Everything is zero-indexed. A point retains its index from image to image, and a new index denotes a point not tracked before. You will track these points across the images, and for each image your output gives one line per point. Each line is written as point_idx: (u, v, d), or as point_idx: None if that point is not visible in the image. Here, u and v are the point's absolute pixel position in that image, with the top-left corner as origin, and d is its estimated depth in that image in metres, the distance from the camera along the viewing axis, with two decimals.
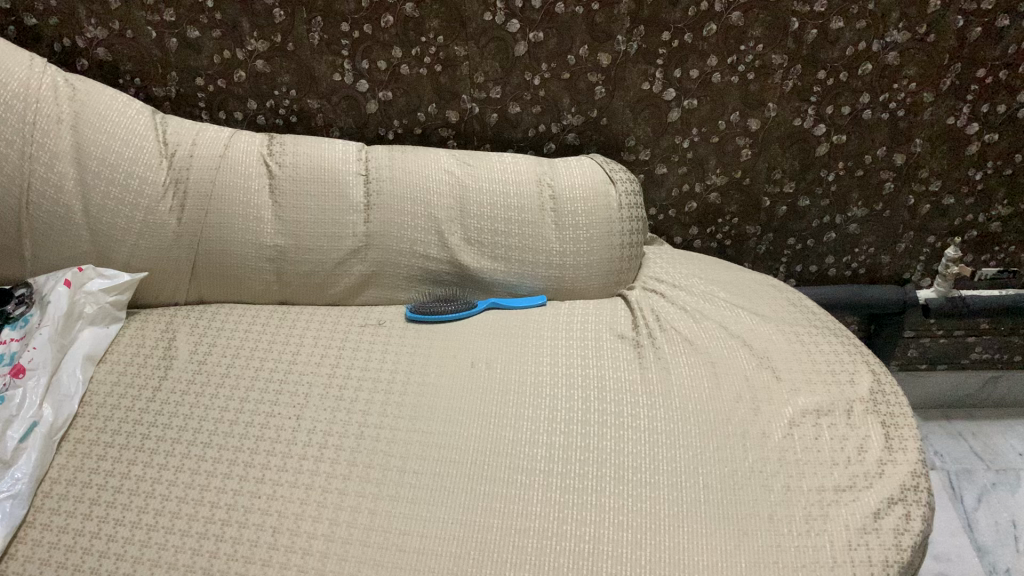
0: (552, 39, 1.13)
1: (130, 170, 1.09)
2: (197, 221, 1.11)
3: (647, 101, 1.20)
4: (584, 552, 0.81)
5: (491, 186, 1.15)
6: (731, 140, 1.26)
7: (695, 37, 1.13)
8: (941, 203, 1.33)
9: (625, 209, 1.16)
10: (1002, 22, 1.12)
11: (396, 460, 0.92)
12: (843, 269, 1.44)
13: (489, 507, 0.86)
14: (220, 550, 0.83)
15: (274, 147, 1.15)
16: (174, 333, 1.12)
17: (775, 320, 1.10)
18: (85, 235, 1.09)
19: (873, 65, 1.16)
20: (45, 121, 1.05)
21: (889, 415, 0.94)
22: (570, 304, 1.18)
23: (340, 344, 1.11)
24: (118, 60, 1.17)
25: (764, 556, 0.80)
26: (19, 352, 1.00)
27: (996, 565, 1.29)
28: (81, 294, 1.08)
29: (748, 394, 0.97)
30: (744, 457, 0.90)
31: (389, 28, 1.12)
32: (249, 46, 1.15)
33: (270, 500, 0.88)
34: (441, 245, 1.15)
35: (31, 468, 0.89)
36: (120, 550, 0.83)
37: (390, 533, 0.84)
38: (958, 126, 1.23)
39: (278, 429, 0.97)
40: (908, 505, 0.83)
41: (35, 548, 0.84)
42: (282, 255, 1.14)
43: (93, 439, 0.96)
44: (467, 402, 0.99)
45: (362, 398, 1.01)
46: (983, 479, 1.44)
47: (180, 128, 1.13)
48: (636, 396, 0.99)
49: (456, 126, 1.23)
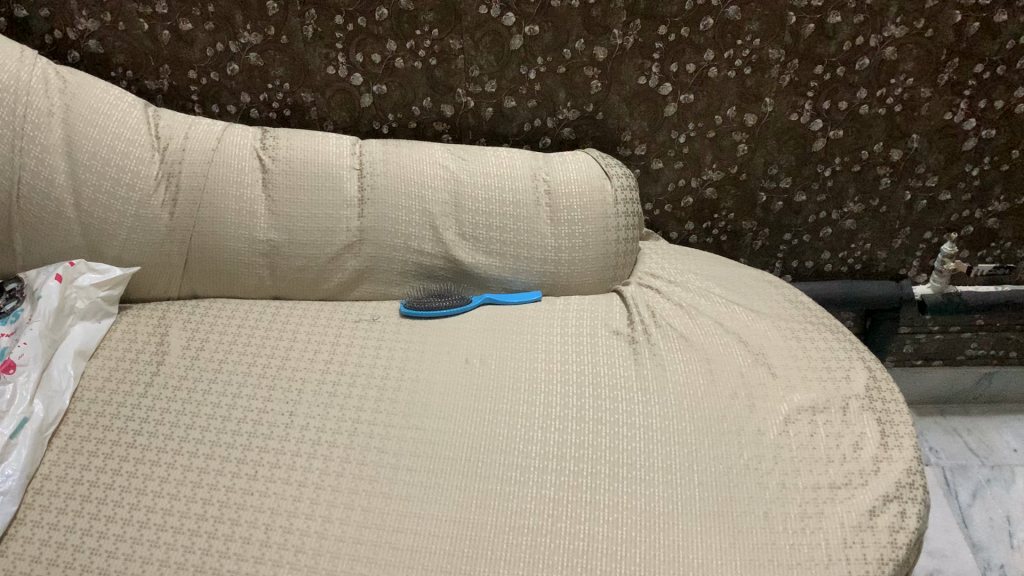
0: (547, 33, 1.12)
1: (121, 163, 1.07)
2: (190, 215, 1.11)
3: (643, 96, 1.19)
4: (578, 550, 0.80)
5: (486, 181, 1.14)
6: (728, 135, 1.25)
7: (691, 31, 1.12)
8: (938, 198, 1.33)
9: (621, 205, 1.15)
10: (1001, 17, 1.11)
11: (389, 456, 0.92)
12: (840, 265, 1.44)
13: (484, 505, 0.85)
14: (212, 547, 0.82)
15: (267, 140, 1.14)
16: (166, 328, 1.11)
17: (770, 316, 1.09)
18: (76, 230, 1.08)
19: (871, 60, 1.16)
20: (36, 114, 1.04)
21: (885, 412, 0.94)
22: (565, 300, 1.17)
23: (333, 340, 1.10)
24: (110, 53, 1.16)
25: (759, 554, 0.79)
26: (8, 348, 1.00)
27: (990, 561, 1.29)
28: (72, 289, 1.07)
29: (743, 391, 0.97)
30: (738, 454, 0.89)
31: (383, 21, 1.11)
32: (242, 38, 1.14)
33: (262, 497, 0.88)
34: (436, 241, 1.14)
35: (21, 464, 0.89)
36: (111, 548, 0.83)
37: (383, 530, 0.83)
38: (955, 122, 1.23)
39: (271, 426, 0.96)
40: (903, 503, 0.83)
41: (25, 545, 0.83)
42: (276, 250, 1.13)
43: (85, 434, 0.95)
44: (461, 399, 0.99)
45: (355, 394, 1.01)
46: (978, 475, 1.45)
47: (172, 120, 1.12)
48: (630, 392, 0.98)
49: (451, 120, 1.23)
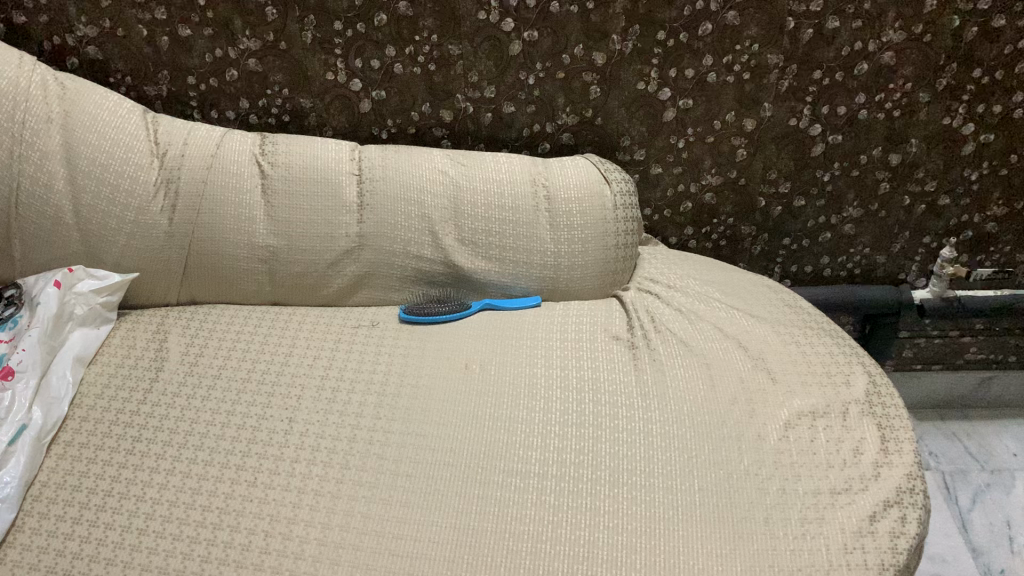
0: (546, 39, 1.12)
1: (121, 169, 1.07)
2: (189, 220, 1.10)
3: (642, 101, 1.20)
4: (578, 556, 0.80)
5: (486, 186, 1.14)
6: (727, 140, 1.25)
7: (691, 36, 1.12)
8: (937, 203, 1.33)
9: (620, 210, 1.15)
10: (998, 23, 1.11)
11: (389, 463, 0.92)
12: (839, 269, 1.44)
13: (484, 511, 0.85)
14: (212, 554, 0.82)
15: (266, 146, 1.14)
16: (166, 333, 1.11)
17: (770, 320, 1.09)
18: (75, 236, 1.08)
19: (870, 65, 1.16)
20: (35, 121, 1.04)
21: (885, 417, 0.94)
22: (565, 305, 1.17)
23: (332, 346, 1.10)
24: (109, 59, 1.16)
25: (761, 560, 0.79)
26: (7, 354, 0.99)
27: (990, 566, 1.29)
28: (71, 295, 1.07)
29: (743, 396, 0.97)
30: (739, 459, 0.89)
31: (382, 26, 1.11)
32: (241, 44, 1.14)
33: (261, 504, 0.87)
34: (435, 246, 1.14)
35: (20, 471, 0.88)
36: (110, 554, 0.82)
37: (382, 537, 0.83)
38: (954, 126, 1.23)
39: (271, 432, 0.96)
40: (905, 508, 0.83)
41: (24, 552, 0.83)
42: (274, 255, 1.13)
43: (84, 440, 0.95)
44: (462, 405, 0.99)
45: (355, 400, 1.01)
46: (978, 479, 1.44)
47: (171, 127, 1.12)
48: (630, 397, 0.98)
49: (451, 125, 1.23)
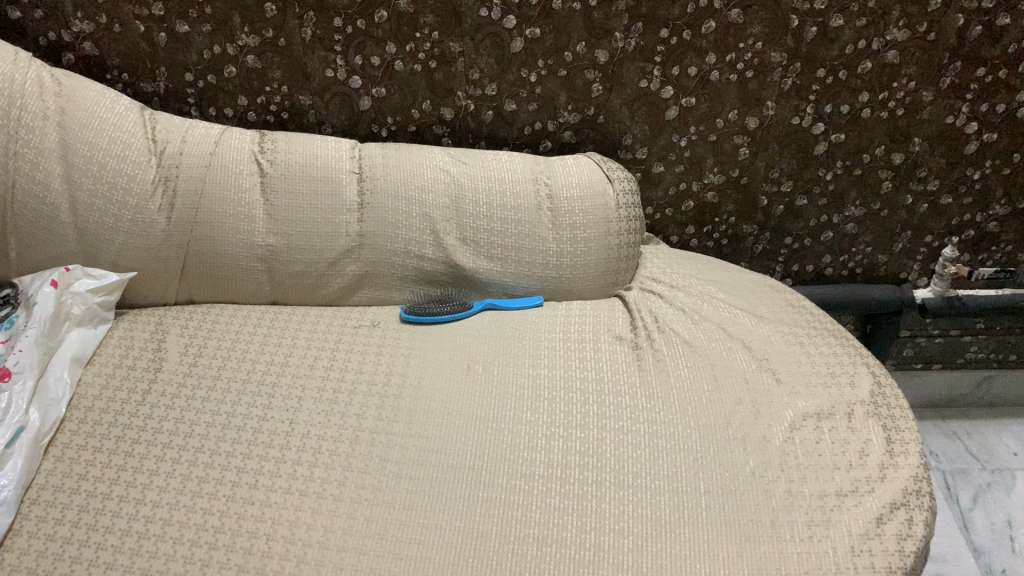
0: (549, 36, 1.11)
1: (118, 167, 1.06)
2: (187, 220, 1.09)
3: (644, 99, 1.19)
4: (584, 560, 0.79)
5: (487, 185, 1.13)
6: (729, 139, 1.24)
7: (694, 34, 1.11)
8: (939, 202, 1.33)
9: (622, 209, 1.14)
10: (1003, 21, 1.11)
11: (391, 464, 0.91)
12: (841, 268, 1.44)
13: (489, 514, 0.84)
14: (213, 558, 0.81)
15: (265, 144, 1.12)
16: (164, 334, 1.10)
17: (773, 321, 1.09)
18: (71, 235, 1.06)
19: (873, 63, 1.15)
20: (30, 117, 1.02)
21: (890, 418, 0.94)
22: (566, 306, 1.17)
23: (333, 347, 1.09)
24: (105, 55, 1.14)
25: (767, 563, 0.79)
26: (3, 356, 0.97)
27: (991, 566, 1.29)
28: (68, 295, 1.06)
29: (748, 397, 0.97)
30: (744, 461, 0.89)
31: (382, 23, 1.10)
32: (239, 40, 1.12)
33: (263, 507, 0.86)
34: (436, 245, 1.13)
35: (17, 475, 0.87)
36: (110, 558, 0.81)
37: (386, 540, 0.82)
38: (957, 125, 1.22)
39: (271, 434, 0.95)
40: (911, 510, 0.82)
41: (21, 557, 0.82)
42: (274, 255, 1.12)
43: (82, 442, 0.94)
44: (464, 407, 0.98)
45: (356, 401, 1.00)
46: (978, 479, 1.45)
47: (169, 125, 1.11)
48: (634, 398, 0.98)
49: (451, 123, 1.22)
